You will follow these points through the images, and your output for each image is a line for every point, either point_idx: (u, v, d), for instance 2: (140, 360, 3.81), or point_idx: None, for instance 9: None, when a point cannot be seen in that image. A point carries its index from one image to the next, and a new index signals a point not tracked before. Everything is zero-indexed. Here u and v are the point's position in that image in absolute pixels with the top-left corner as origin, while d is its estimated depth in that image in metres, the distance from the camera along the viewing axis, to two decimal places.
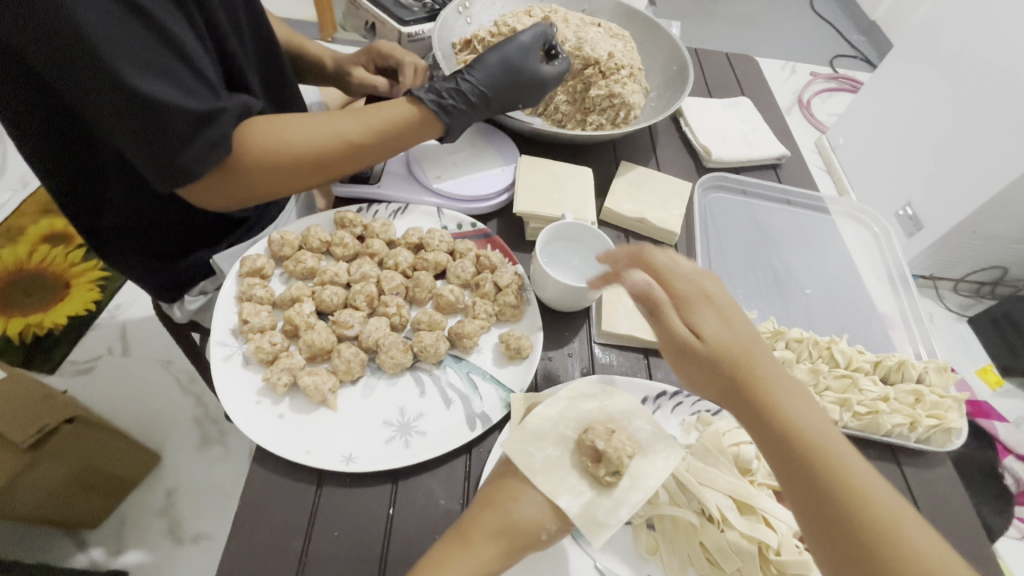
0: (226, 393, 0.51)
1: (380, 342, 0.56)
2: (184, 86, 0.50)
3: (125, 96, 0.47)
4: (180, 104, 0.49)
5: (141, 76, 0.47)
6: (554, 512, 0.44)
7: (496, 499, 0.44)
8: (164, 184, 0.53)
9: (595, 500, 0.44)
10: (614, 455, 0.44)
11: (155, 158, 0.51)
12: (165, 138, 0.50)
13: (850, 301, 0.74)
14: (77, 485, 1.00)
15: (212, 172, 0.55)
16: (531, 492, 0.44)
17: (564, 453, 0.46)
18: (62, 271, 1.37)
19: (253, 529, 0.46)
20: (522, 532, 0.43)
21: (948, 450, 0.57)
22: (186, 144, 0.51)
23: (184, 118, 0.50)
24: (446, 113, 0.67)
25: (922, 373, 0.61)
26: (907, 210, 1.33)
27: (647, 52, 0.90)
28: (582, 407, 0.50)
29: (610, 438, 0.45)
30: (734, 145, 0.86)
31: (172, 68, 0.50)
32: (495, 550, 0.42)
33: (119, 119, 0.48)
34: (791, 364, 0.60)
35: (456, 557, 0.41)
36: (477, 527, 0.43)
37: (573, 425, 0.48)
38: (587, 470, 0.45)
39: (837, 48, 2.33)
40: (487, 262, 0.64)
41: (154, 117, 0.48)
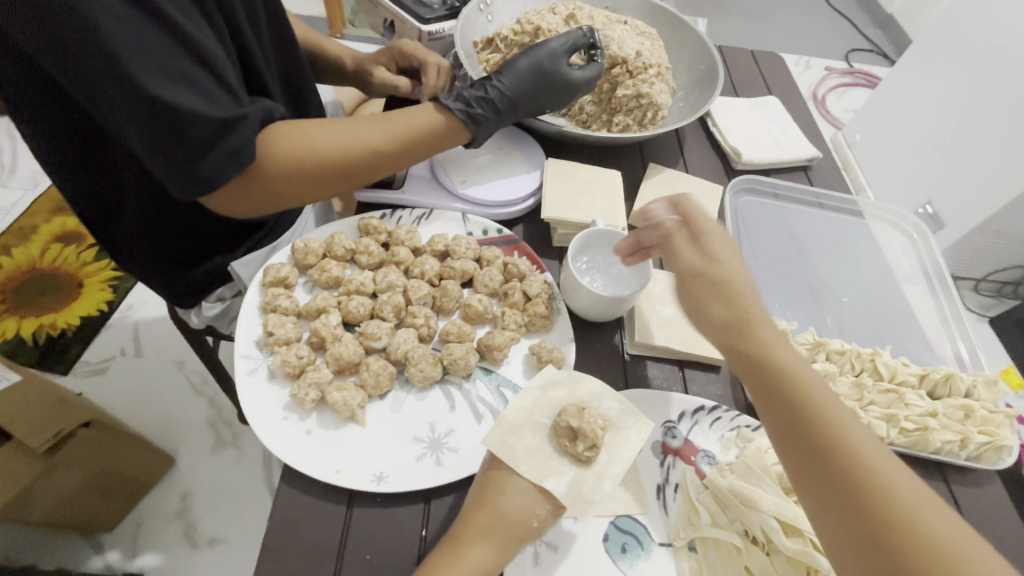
0: (252, 409, 0.50)
1: (409, 355, 0.54)
2: (205, 92, 0.49)
3: (144, 103, 0.45)
4: (200, 112, 0.47)
5: (160, 82, 0.45)
6: (540, 499, 0.43)
7: (484, 497, 0.43)
8: (184, 193, 0.51)
9: (578, 478, 0.43)
10: (588, 430, 0.42)
11: (175, 167, 0.49)
12: (186, 146, 0.48)
13: (889, 309, 0.72)
14: (92, 489, 0.99)
15: (234, 180, 0.53)
16: (515, 480, 0.43)
17: (543, 440, 0.44)
18: (75, 271, 1.37)
19: (281, 550, 0.45)
20: (514, 527, 0.42)
21: (999, 468, 0.55)
22: (206, 152, 0.49)
23: (205, 125, 0.48)
24: (474, 121, 0.65)
25: (970, 387, 0.59)
26: (927, 209, 1.29)
27: (673, 49, 0.87)
28: (555, 393, 0.47)
29: (581, 415, 0.43)
30: (764, 146, 0.83)
31: (193, 74, 0.48)
32: (488, 553, 0.42)
33: (139, 126, 0.46)
34: (834, 377, 0.58)
35: (449, 566, 0.41)
36: (468, 529, 0.42)
37: (547, 411, 0.46)
38: (566, 451, 0.44)
39: (852, 43, 2.29)
40: (515, 270, 0.62)
41: (174, 125, 0.46)
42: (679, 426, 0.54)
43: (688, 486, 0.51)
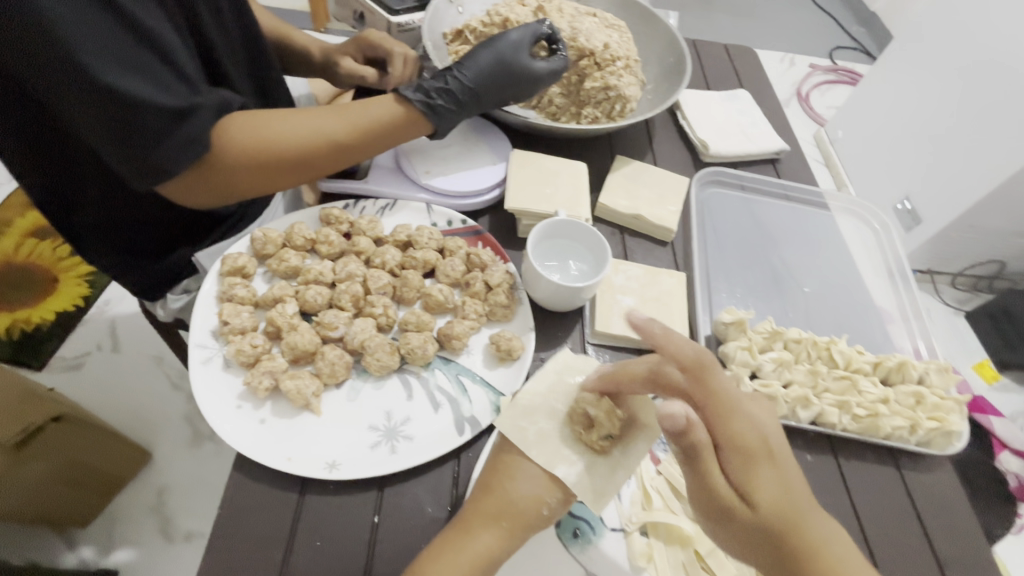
0: (205, 398, 0.50)
1: (366, 344, 0.54)
2: (158, 81, 0.48)
3: (93, 91, 0.44)
4: (151, 100, 0.47)
5: (109, 70, 0.45)
6: (548, 487, 0.45)
7: (491, 485, 0.45)
8: (140, 183, 0.51)
9: (590, 466, 0.45)
10: (604, 418, 0.45)
11: (129, 156, 0.49)
12: (137, 135, 0.47)
13: (850, 300, 0.73)
14: (65, 483, 0.98)
15: (189, 170, 0.53)
16: (528, 467, 0.45)
17: (557, 426, 0.47)
18: (51, 266, 1.35)
19: (233, 538, 0.45)
20: (521, 513, 0.44)
21: (949, 453, 0.57)
22: (159, 142, 0.49)
23: (158, 113, 0.48)
24: (435, 113, 0.65)
25: (922, 374, 0.60)
26: (906, 205, 1.32)
27: (643, 42, 0.87)
28: (570, 379, 0.50)
29: (598, 403, 0.46)
30: (733, 139, 0.84)
31: (145, 62, 0.47)
32: (493, 539, 0.43)
33: (87, 114, 0.46)
34: (789, 365, 0.59)
35: (456, 546, 0.42)
36: (476, 515, 0.44)
37: (563, 398, 0.49)
38: (580, 437, 0.46)
39: (836, 40, 2.30)
40: (477, 260, 0.62)
41: (125, 114, 0.46)
42: None
43: (642, 473, 0.52)
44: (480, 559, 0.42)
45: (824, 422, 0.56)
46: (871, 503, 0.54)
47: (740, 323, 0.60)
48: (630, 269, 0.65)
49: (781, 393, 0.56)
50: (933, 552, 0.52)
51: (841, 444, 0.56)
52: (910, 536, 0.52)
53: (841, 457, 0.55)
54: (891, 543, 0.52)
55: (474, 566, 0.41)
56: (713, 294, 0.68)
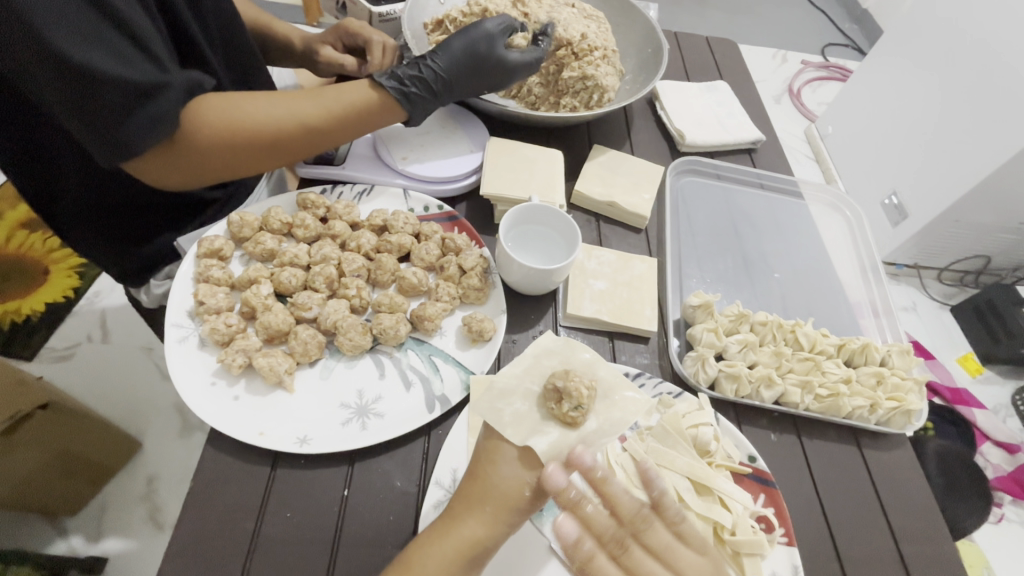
0: (180, 374, 0.51)
1: (338, 324, 0.55)
2: (123, 57, 0.49)
3: (56, 64, 0.45)
4: (117, 76, 0.48)
5: (73, 44, 0.46)
6: (530, 470, 0.45)
7: (477, 473, 0.46)
8: (107, 158, 0.52)
9: (563, 438, 0.44)
10: (572, 390, 0.44)
11: (95, 131, 0.50)
12: (102, 110, 0.49)
13: (821, 286, 0.74)
14: (58, 473, 1.01)
15: (159, 147, 0.54)
16: (506, 450, 0.46)
17: (532, 406, 0.46)
18: (41, 257, 1.36)
19: (206, 511, 0.46)
20: (505, 497, 0.45)
21: (907, 432, 0.58)
22: (126, 118, 0.50)
23: (123, 90, 0.49)
24: (409, 101, 0.66)
25: (885, 356, 0.62)
26: (892, 199, 1.34)
27: (623, 33, 0.88)
28: (548, 361, 0.48)
29: (567, 376, 0.45)
30: (710, 129, 0.85)
31: (111, 39, 0.49)
32: (480, 525, 0.44)
33: (52, 89, 0.47)
34: (755, 347, 0.60)
35: (442, 535, 0.44)
36: (461, 503, 0.45)
37: (538, 378, 0.47)
38: (553, 412, 0.45)
39: (828, 37, 2.32)
40: (452, 244, 0.64)
41: (88, 87, 0.47)
42: None
43: (608, 449, 0.53)
44: (469, 544, 0.43)
45: (787, 402, 0.57)
46: (832, 480, 0.55)
47: (707, 305, 0.62)
48: (602, 255, 0.66)
49: (745, 372, 0.57)
50: (892, 529, 0.53)
51: (805, 424, 0.58)
52: (870, 513, 0.54)
53: (805, 437, 0.57)
54: (851, 519, 0.53)
55: (460, 552, 0.43)
56: (685, 279, 0.70)
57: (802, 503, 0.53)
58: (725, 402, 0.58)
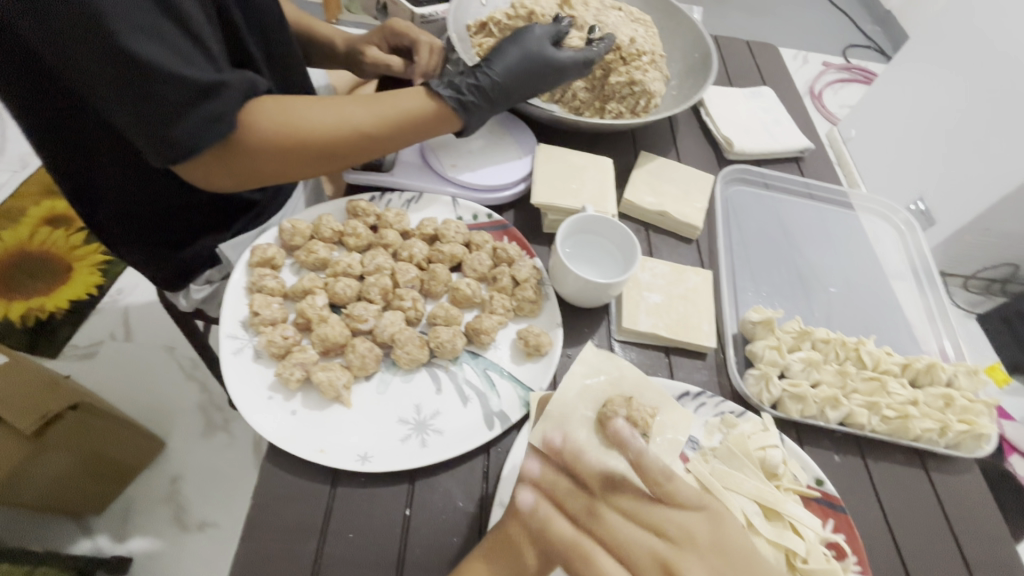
0: (237, 387, 0.50)
1: (395, 337, 0.54)
2: (183, 54, 0.48)
3: (119, 61, 0.45)
4: (178, 73, 0.47)
5: (136, 39, 0.45)
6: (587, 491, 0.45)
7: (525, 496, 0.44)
8: (162, 160, 0.51)
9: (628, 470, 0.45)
10: (638, 417, 0.49)
11: (152, 131, 0.48)
12: (161, 108, 0.47)
13: (877, 300, 0.72)
14: (85, 473, 1.00)
15: (213, 150, 0.53)
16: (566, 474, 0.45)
17: (591, 432, 0.48)
18: (64, 254, 1.35)
19: (267, 530, 0.45)
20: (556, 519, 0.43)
21: (977, 456, 0.57)
22: (184, 117, 0.49)
23: (183, 88, 0.48)
24: (466, 110, 0.65)
25: (951, 376, 0.60)
26: (918, 205, 1.33)
27: (668, 37, 0.87)
28: (598, 385, 0.52)
29: (630, 405, 0.50)
30: (757, 136, 0.83)
31: (172, 38, 0.48)
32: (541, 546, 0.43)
33: (113, 87, 0.46)
34: (818, 365, 0.59)
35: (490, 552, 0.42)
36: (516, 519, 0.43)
37: (591, 403, 0.51)
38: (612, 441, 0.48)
39: (850, 39, 2.28)
40: (504, 255, 0.62)
41: (150, 84, 0.46)
42: None
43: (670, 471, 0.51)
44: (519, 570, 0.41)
45: (853, 423, 0.56)
46: (900, 506, 0.53)
47: (768, 321, 0.61)
48: (656, 266, 0.64)
49: (810, 392, 0.56)
50: (963, 556, 0.51)
51: (871, 446, 0.56)
52: (938, 537, 0.52)
53: (872, 459, 0.55)
54: (922, 545, 0.51)
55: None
56: (740, 293, 0.68)
57: (869, 528, 0.51)
58: (787, 421, 0.56)
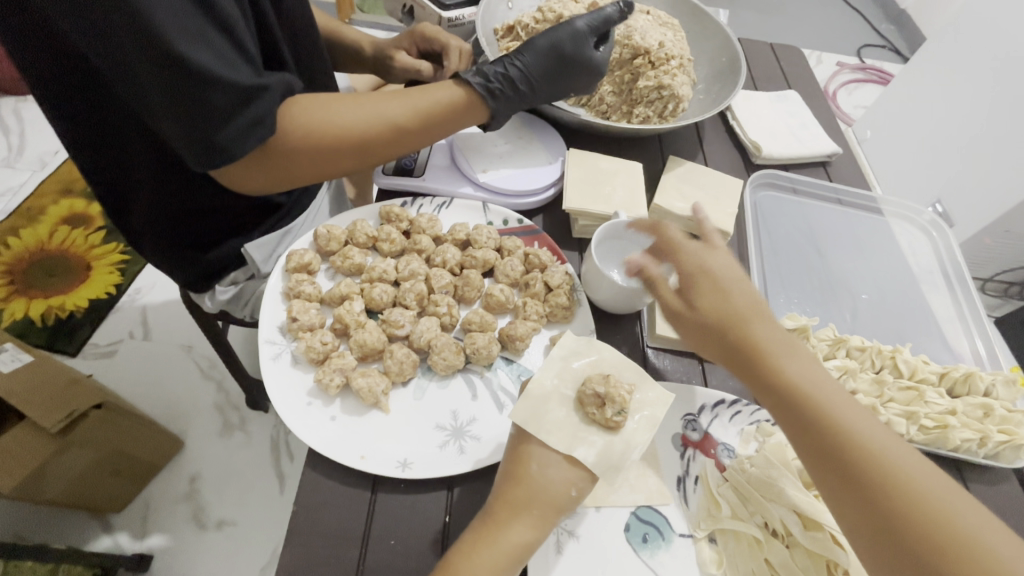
0: (277, 393, 0.50)
1: (432, 343, 0.54)
2: (225, 58, 0.48)
3: (166, 65, 0.45)
4: (223, 76, 0.47)
5: (183, 44, 0.45)
6: (574, 470, 0.45)
7: (521, 475, 0.45)
8: (203, 163, 0.51)
9: (608, 445, 0.45)
10: (615, 395, 0.45)
11: (195, 134, 0.49)
12: (204, 112, 0.48)
13: (909, 307, 0.71)
14: (106, 471, 1.00)
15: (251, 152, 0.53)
16: (549, 454, 0.45)
17: (570, 412, 0.47)
18: (83, 254, 1.37)
19: (307, 534, 0.45)
20: (553, 498, 0.44)
21: (1015, 466, 0.56)
22: (226, 120, 0.49)
23: (226, 91, 0.48)
24: (493, 96, 0.65)
25: (990, 386, 0.59)
26: (936, 208, 1.32)
27: (694, 40, 0.86)
28: (578, 364, 0.49)
29: (607, 382, 0.46)
30: (784, 140, 0.83)
31: (216, 42, 0.48)
32: (528, 529, 0.44)
33: (159, 90, 0.46)
34: (854, 373, 0.58)
35: (489, 539, 0.43)
36: (504, 505, 0.44)
37: (571, 383, 0.48)
38: (594, 417, 0.46)
39: (865, 38, 2.26)
40: (536, 261, 0.62)
41: (194, 87, 0.46)
42: (700, 419, 0.55)
43: (708, 479, 0.52)
44: (519, 550, 0.43)
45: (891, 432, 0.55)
46: None
47: (803, 329, 0.60)
48: None
49: None
50: None
51: None
52: None
53: None
54: None
55: (510, 557, 0.43)
56: (771, 300, 0.68)
57: None
58: None
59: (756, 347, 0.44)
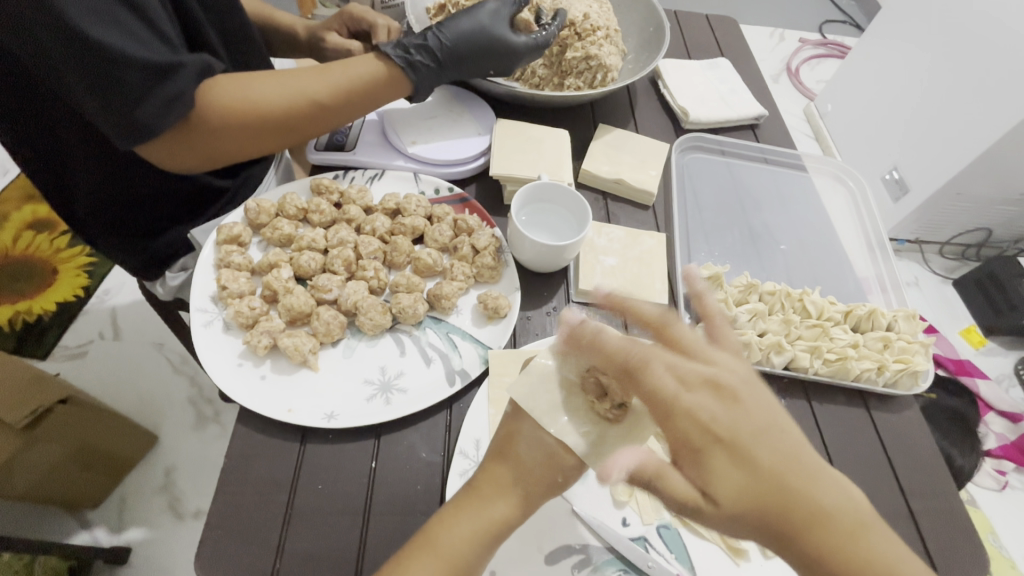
0: (207, 356, 0.53)
1: (359, 304, 0.56)
2: (138, 39, 0.50)
3: (74, 44, 0.46)
4: (133, 55, 0.48)
5: (89, 23, 0.46)
6: (564, 458, 0.41)
7: (506, 453, 0.42)
8: (126, 142, 0.53)
9: (600, 438, 0.40)
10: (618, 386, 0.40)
11: (113, 113, 0.50)
12: (118, 90, 0.49)
13: (828, 257, 0.75)
14: (76, 464, 1.00)
15: (174, 132, 0.55)
16: (540, 436, 0.41)
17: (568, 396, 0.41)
18: (49, 257, 1.36)
19: (241, 486, 0.47)
20: (536, 480, 0.42)
21: (914, 393, 0.60)
22: (142, 98, 0.51)
23: (138, 70, 0.49)
24: (412, 69, 0.67)
25: (891, 322, 0.64)
26: (893, 174, 1.38)
27: (623, 13, 0.89)
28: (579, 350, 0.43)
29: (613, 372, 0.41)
30: (713, 106, 0.86)
31: (126, 23, 0.49)
32: (506, 504, 0.41)
33: (69, 71, 0.47)
34: (764, 315, 0.62)
35: (467, 508, 0.42)
36: (490, 482, 0.42)
37: (574, 366, 0.42)
38: (592, 410, 0.41)
39: (825, 14, 2.29)
40: (464, 225, 0.65)
41: (104, 66, 0.48)
42: None
43: None
44: (496, 525, 0.41)
45: (797, 367, 0.59)
46: (844, 444, 0.57)
47: (717, 276, 0.64)
48: (612, 231, 0.67)
49: (755, 339, 0.59)
50: (902, 489, 0.55)
51: (815, 389, 0.59)
52: (879, 471, 0.56)
53: (816, 401, 0.59)
54: (864, 479, 0.55)
55: (485, 532, 0.41)
56: (692, 254, 0.72)
57: None
58: None
59: (791, 507, 0.35)
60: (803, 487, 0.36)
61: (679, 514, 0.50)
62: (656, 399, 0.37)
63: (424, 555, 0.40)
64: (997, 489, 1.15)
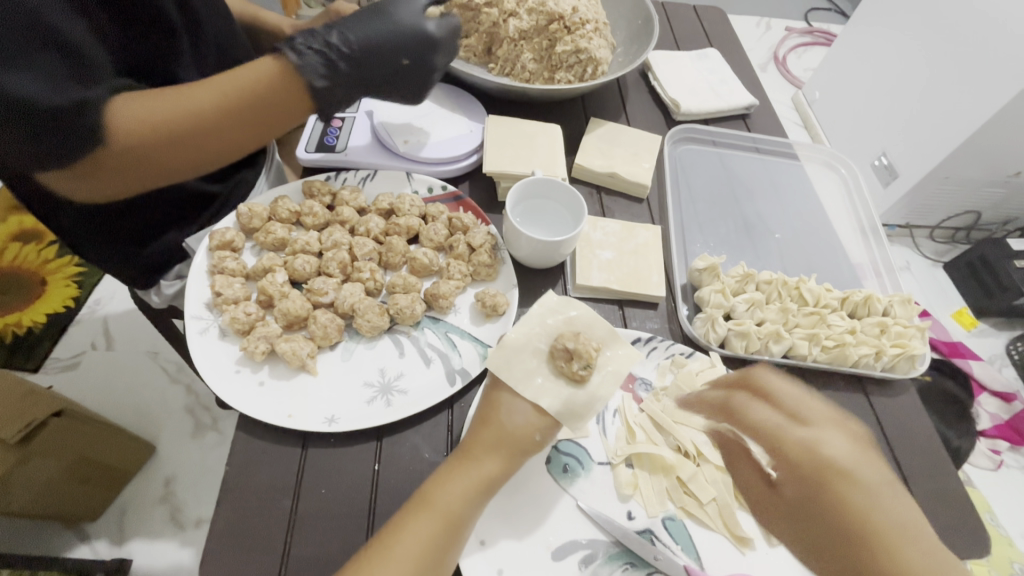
0: (204, 364, 0.52)
1: (355, 307, 0.56)
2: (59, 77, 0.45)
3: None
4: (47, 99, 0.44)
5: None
6: (541, 417, 0.45)
7: (489, 417, 0.46)
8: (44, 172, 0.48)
9: (571, 395, 0.44)
10: (583, 350, 0.44)
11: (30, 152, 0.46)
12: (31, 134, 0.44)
13: (822, 244, 0.76)
14: (71, 479, 0.98)
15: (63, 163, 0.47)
16: (517, 401, 0.45)
17: (542, 363, 0.45)
18: (36, 269, 1.33)
19: (243, 494, 0.47)
20: (517, 441, 0.45)
21: (911, 377, 0.61)
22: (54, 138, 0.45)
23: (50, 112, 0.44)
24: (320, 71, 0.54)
25: (888, 307, 0.65)
26: (882, 159, 1.38)
27: (612, 5, 0.88)
28: (553, 320, 0.47)
29: (577, 337, 0.44)
30: (704, 96, 0.85)
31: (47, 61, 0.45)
32: (493, 463, 0.45)
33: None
34: (761, 305, 0.63)
35: (457, 470, 0.44)
36: (477, 444, 0.45)
37: (546, 336, 0.46)
38: (563, 371, 0.45)
39: (810, 3, 2.30)
40: (459, 223, 0.64)
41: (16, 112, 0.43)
42: None
43: (626, 410, 0.55)
44: (484, 483, 0.44)
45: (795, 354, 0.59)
46: None
47: (713, 267, 0.64)
48: (607, 225, 0.67)
49: (753, 329, 0.59)
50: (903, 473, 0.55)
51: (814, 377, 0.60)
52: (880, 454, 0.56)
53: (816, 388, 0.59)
54: None
55: (478, 487, 0.44)
56: (687, 245, 0.72)
57: None
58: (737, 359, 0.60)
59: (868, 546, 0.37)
60: (893, 544, 0.36)
61: (684, 508, 0.50)
62: (761, 430, 0.46)
63: (422, 514, 0.43)
64: (993, 468, 1.17)
